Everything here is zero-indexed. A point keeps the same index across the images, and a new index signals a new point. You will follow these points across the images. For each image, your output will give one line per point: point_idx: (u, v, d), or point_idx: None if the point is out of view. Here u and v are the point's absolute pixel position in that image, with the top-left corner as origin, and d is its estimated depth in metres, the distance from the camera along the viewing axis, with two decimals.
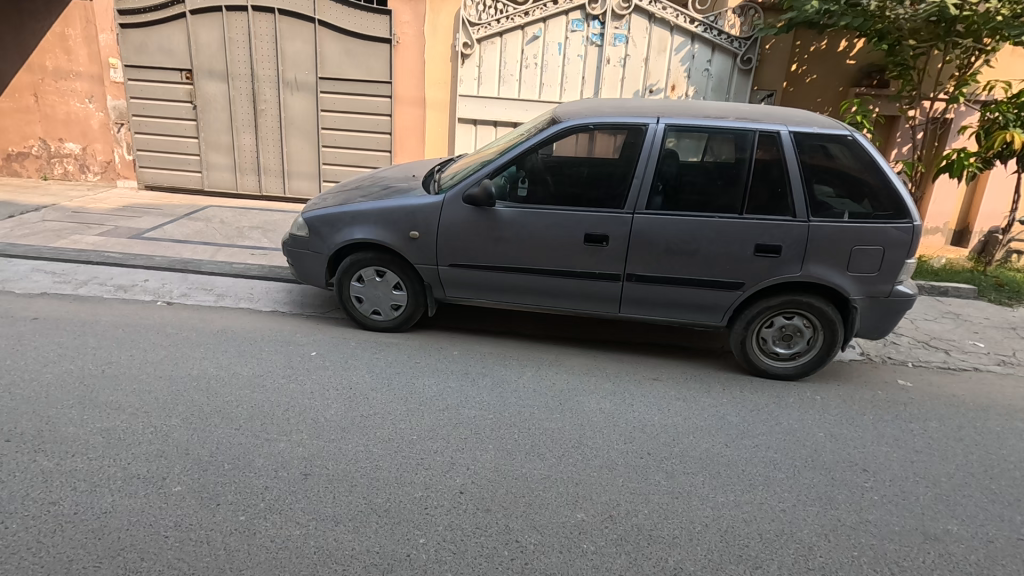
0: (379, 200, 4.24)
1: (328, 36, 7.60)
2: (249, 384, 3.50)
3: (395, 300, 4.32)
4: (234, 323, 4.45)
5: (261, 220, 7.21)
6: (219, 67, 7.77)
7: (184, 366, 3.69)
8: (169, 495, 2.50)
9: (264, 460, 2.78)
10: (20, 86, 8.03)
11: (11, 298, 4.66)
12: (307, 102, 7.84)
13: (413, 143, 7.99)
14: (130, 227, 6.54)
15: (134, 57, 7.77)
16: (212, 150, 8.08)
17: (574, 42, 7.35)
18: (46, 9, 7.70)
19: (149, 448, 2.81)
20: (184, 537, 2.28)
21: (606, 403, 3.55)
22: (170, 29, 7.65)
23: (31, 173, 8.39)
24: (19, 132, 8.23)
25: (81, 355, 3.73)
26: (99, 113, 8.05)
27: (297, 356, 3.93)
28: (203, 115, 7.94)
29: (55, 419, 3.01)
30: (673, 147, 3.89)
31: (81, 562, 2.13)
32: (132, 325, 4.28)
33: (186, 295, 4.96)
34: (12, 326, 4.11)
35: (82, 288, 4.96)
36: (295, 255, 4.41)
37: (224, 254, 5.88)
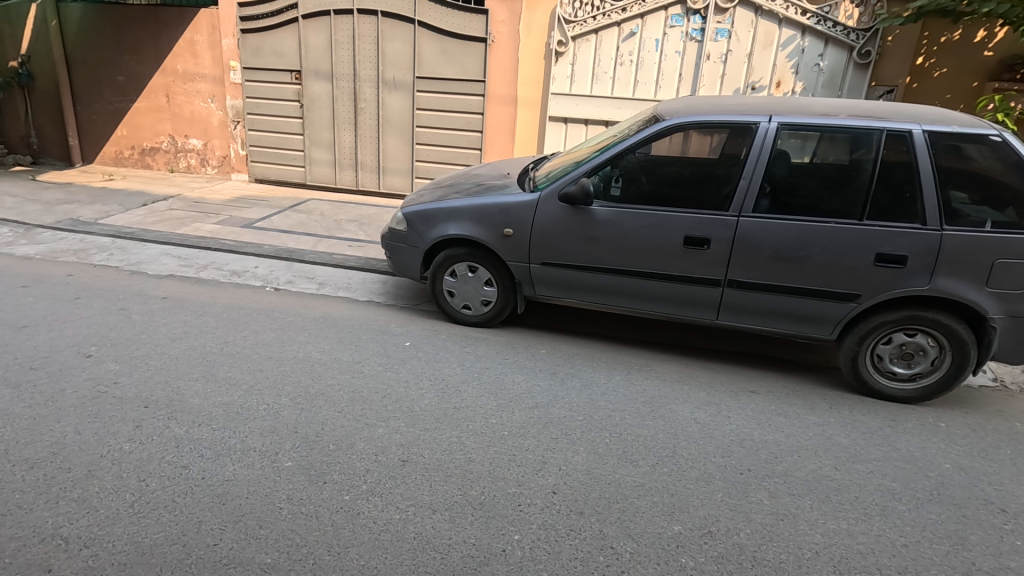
0: (475, 197, 4.31)
1: (427, 37, 7.84)
2: (349, 369, 3.68)
3: (485, 296, 4.37)
4: (334, 311, 4.69)
5: (356, 214, 7.58)
6: (325, 68, 8.23)
7: (291, 349, 3.93)
8: (281, 469, 2.67)
9: (365, 443, 2.91)
10: (155, 87, 8.90)
11: (145, 279, 5.17)
12: (404, 101, 8.14)
13: (503, 142, 8.08)
14: (242, 217, 7.08)
15: (252, 60, 8.41)
16: (315, 147, 8.57)
17: (673, 37, 7.13)
18: (179, 18, 8.49)
19: (263, 423, 3.02)
20: (296, 510, 2.43)
21: (701, 414, 3.41)
22: (284, 33, 8.21)
23: (160, 166, 9.28)
24: (151, 129, 9.13)
25: (203, 334, 4.08)
26: (219, 112, 8.79)
27: (392, 345, 4.08)
28: (308, 113, 8.45)
29: (183, 391, 3.30)
30: (785, 147, 3.67)
31: (208, 524, 2.32)
32: (245, 308, 4.62)
33: (291, 282, 5.30)
34: (146, 304, 4.57)
35: (202, 272, 5.42)
36: (393, 249, 4.57)
37: (325, 245, 6.23)
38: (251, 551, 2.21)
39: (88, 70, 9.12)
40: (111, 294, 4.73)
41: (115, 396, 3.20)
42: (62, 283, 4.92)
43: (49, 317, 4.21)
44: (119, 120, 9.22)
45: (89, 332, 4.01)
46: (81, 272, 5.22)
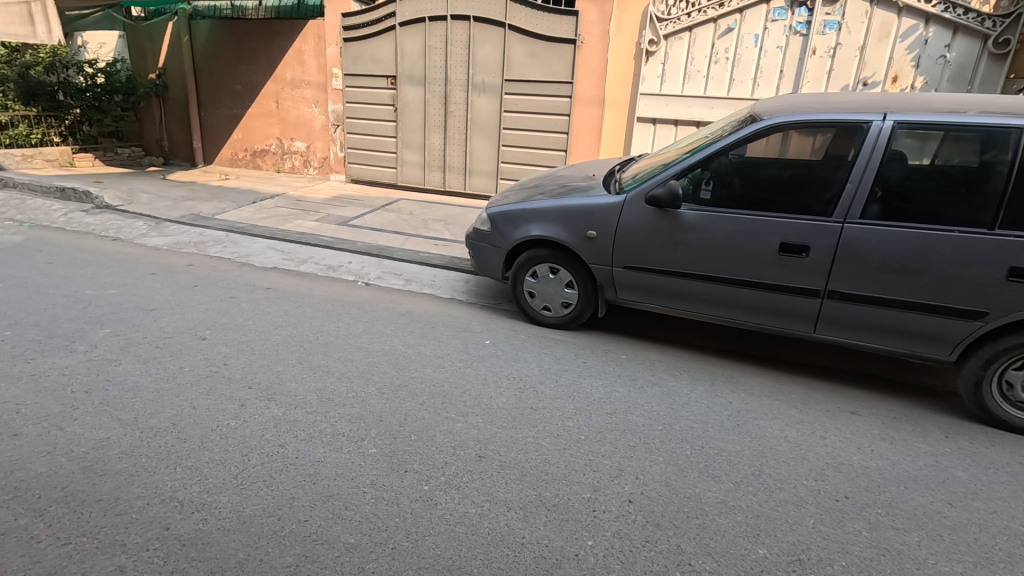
0: (559, 198, 4.31)
1: (516, 40, 7.94)
2: (431, 364, 3.81)
3: (565, 298, 4.35)
4: (419, 307, 4.87)
5: (443, 213, 7.82)
6: (418, 73, 8.58)
7: (379, 341, 4.13)
8: (366, 455, 2.82)
9: (445, 436, 3.00)
10: (267, 94, 9.68)
11: (252, 270, 5.63)
12: (492, 104, 8.30)
13: (588, 143, 8.02)
14: (338, 215, 7.53)
15: (352, 67, 8.93)
16: (406, 148, 8.94)
17: (774, 32, 6.75)
18: (290, 29, 9.19)
19: (352, 410, 3.20)
20: (378, 495, 2.55)
21: (792, 432, 3.20)
22: (382, 40, 8.64)
23: (269, 167, 10.08)
24: (262, 133, 9.93)
25: (300, 323, 4.38)
26: (321, 116, 9.40)
27: (472, 343, 4.17)
28: (402, 116, 8.83)
29: (281, 374, 3.56)
30: (901, 147, 3.35)
31: (300, 501, 2.49)
32: (339, 301, 4.91)
33: (380, 278, 5.56)
34: (252, 294, 4.97)
35: (302, 265, 5.83)
36: (476, 248, 4.67)
37: (412, 243, 6.49)
38: (337, 529, 2.34)
39: (211, 80, 10.07)
40: (224, 283, 5.19)
41: (225, 375, 3.51)
42: (184, 272, 5.47)
43: (173, 301, 4.69)
44: (235, 125, 10.10)
45: (205, 316, 4.43)
46: (200, 262, 5.78)
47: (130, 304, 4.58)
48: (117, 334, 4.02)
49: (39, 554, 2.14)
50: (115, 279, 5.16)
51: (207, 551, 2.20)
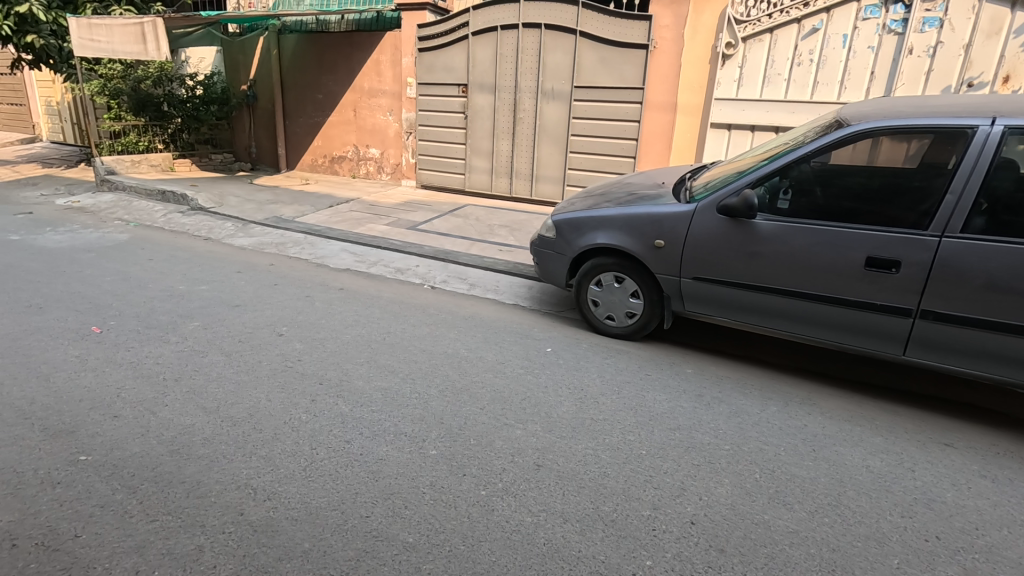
0: (627, 206, 4.23)
1: (587, 46, 7.91)
2: (493, 369, 3.83)
3: (630, 308, 4.26)
4: (482, 311, 4.93)
5: (508, 219, 7.88)
6: (489, 80, 8.72)
7: (442, 344, 4.21)
8: (426, 456, 2.87)
9: (503, 443, 3.00)
10: (346, 103, 10.15)
11: (327, 271, 5.91)
12: (561, 110, 8.30)
13: (659, 150, 7.85)
14: (408, 219, 7.77)
15: (426, 76, 9.20)
16: (475, 155, 9.10)
17: (865, 31, 6.35)
18: (369, 41, 9.61)
19: (414, 411, 3.27)
20: (437, 496, 2.59)
21: (875, 461, 2.96)
22: (456, 49, 8.85)
23: (345, 172, 10.56)
24: (340, 140, 10.42)
25: (369, 323, 4.55)
26: (395, 124, 9.77)
27: (534, 350, 4.17)
28: (471, 124, 9.00)
29: (350, 372, 3.71)
30: (1012, 155, 3.05)
31: (363, 497, 2.56)
32: (405, 303, 5.05)
33: (446, 282, 5.68)
34: (326, 293, 5.22)
35: (372, 267, 6.05)
36: (541, 255, 4.67)
37: (477, 248, 6.59)
38: (397, 528, 2.39)
39: (296, 90, 10.69)
40: (300, 283, 5.48)
41: (298, 370, 3.70)
42: (266, 271, 5.82)
43: (255, 298, 5.00)
44: (316, 132, 10.66)
45: (283, 314, 4.69)
46: (280, 262, 6.13)
47: (217, 299, 4.93)
48: (205, 327, 4.33)
49: (131, 527, 2.32)
50: (205, 276, 5.57)
51: (276, 538, 2.31)
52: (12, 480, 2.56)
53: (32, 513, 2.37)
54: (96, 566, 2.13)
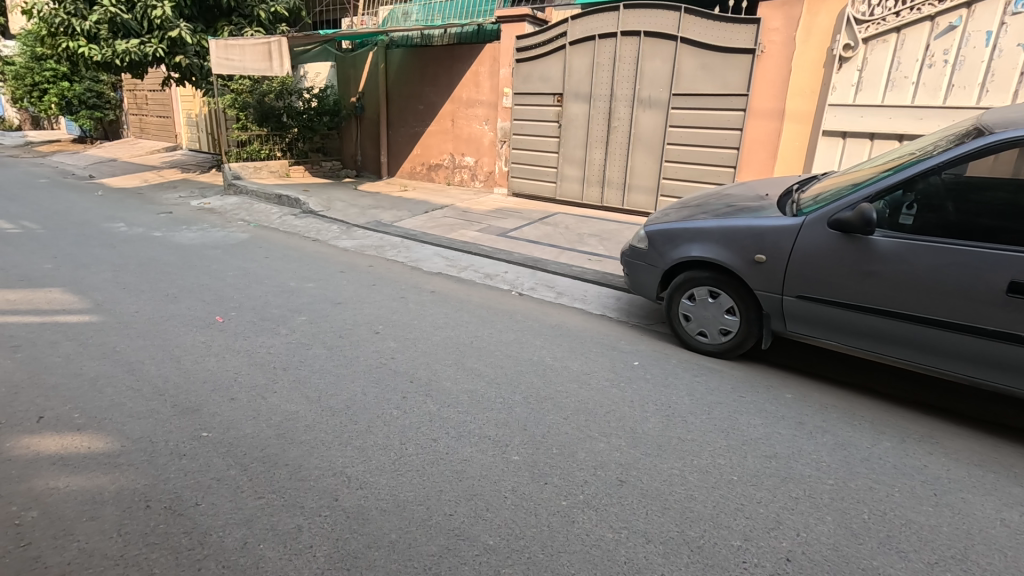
0: (725, 218, 4.05)
1: (688, 52, 7.70)
2: (577, 379, 3.81)
3: (725, 325, 4.05)
4: (569, 320, 4.91)
5: (598, 228, 7.82)
6: (584, 89, 8.72)
7: (528, 351, 4.24)
8: (509, 460, 2.90)
9: (586, 455, 2.97)
10: (444, 113, 10.56)
11: (421, 274, 6.17)
12: (657, 118, 8.12)
13: (762, 159, 7.48)
14: (499, 226, 7.93)
15: (523, 86, 9.37)
16: (567, 163, 9.11)
17: (1014, 27, 5.68)
18: (470, 53, 9.97)
19: (498, 415, 3.32)
20: (519, 502, 2.60)
21: (1012, 515, 2.60)
22: (553, 59, 8.95)
23: (441, 179, 10.99)
24: (437, 149, 10.86)
25: (458, 326, 4.69)
26: (491, 133, 10.03)
27: (620, 362, 4.09)
28: (565, 132, 9.03)
29: (439, 372, 3.84)
30: None
31: (447, 495, 2.64)
32: (494, 308, 5.16)
33: (533, 289, 5.73)
34: (419, 295, 5.44)
35: (463, 272, 6.23)
36: (631, 266, 4.57)
37: (566, 256, 6.59)
38: (478, 529, 2.43)
39: (399, 101, 11.28)
40: (396, 284, 5.76)
41: (392, 368, 3.89)
42: (365, 272, 6.18)
43: (355, 297, 5.32)
44: (416, 141, 11.18)
45: (379, 313, 4.95)
46: (378, 264, 6.49)
47: (322, 296, 5.30)
48: (310, 322, 4.67)
49: (242, 501, 2.54)
50: (312, 274, 6.01)
51: (366, 526, 2.43)
52: (147, 448, 2.90)
53: (162, 479, 2.66)
54: (211, 532, 2.35)
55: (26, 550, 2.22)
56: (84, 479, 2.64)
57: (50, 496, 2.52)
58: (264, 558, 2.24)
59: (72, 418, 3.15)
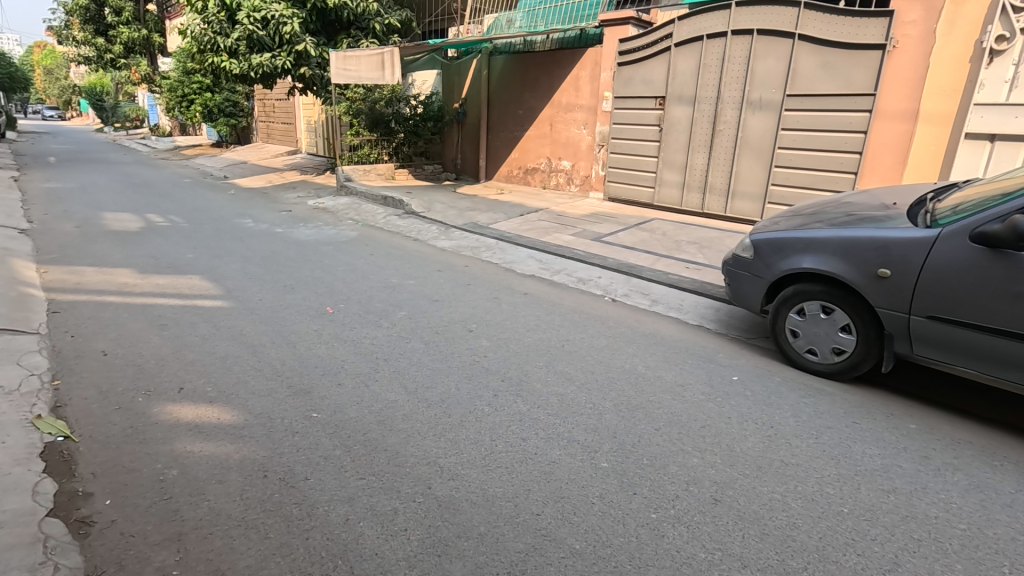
0: (845, 227, 3.74)
1: (806, 50, 7.23)
2: (671, 390, 3.69)
3: (838, 343, 3.74)
4: (664, 329, 4.77)
5: (698, 236, 7.53)
6: (689, 92, 8.44)
7: (620, 358, 4.17)
8: (597, 467, 2.87)
9: (678, 469, 2.87)
10: (543, 118, 10.66)
11: (514, 276, 6.27)
12: (768, 121, 7.68)
13: (889, 165, 6.87)
14: (593, 231, 7.87)
15: (624, 89, 9.24)
16: (667, 168, 8.86)
17: None
18: (572, 58, 10.00)
19: (587, 421, 3.30)
20: (606, 510, 2.57)
21: None
22: (656, 61, 8.75)
23: (536, 183, 11.10)
24: (535, 153, 10.99)
25: (550, 329, 4.72)
26: (589, 137, 9.98)
27: (718, 376, 3.90)
28: (666, 136, 8.79)
29: (530, 374, 3.89)
30: None
31: (535, 495, 2.66)
32: (586, 313, 5.13)
33: (627, 295, 5.63)
34: (512, 297, 5.53)
35: (556, 275, 6.26)
36: (733, 276, 4.35)
37: (662, 264, 6.41)
38: (564, 532, 2.43)
39: (499, 106, 11.54)
40: (491, 285, 5.90)
41: (484, 365, 3.99)
42: (461, 271, 6.39)
43: (451, 295, 5.51)
44: (514, 145, 11.39)
45: (473, 311, 5.10)
46: (474, 264, 6.68)
47: (421, 293, 5.55)
48: (409, 317, 4.92)
49: (345, 481, 2.73)
50: (413, 272, 6.31)
51: (456, 516, 2.51)
52: (267, 423, 3.19)
53: (278, 453, 2.93)
54: (318, 506, 2.55)
55: (168, 503, 2.53)
56: (214, 446, 2.96)
57: (187, 458, 2.85)
58: (363, 535, 2.39)
59: (206, 391, 3.54)
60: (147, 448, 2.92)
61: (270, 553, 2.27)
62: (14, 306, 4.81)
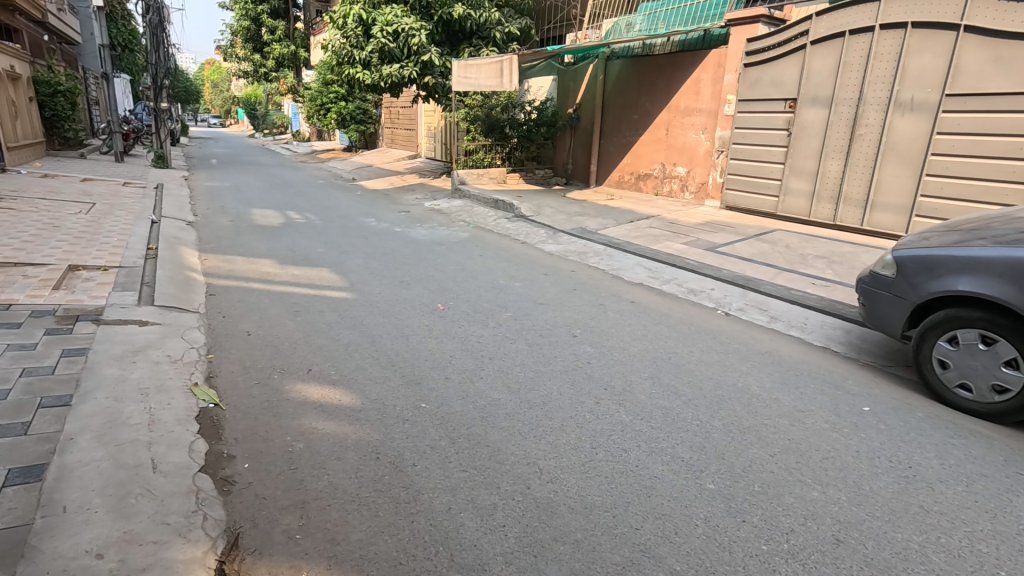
0: (1015, 246, 3.25)
1: (972, 43, 6.40)
2: (789, 415, 3.42)
3: (1001, 380, 3.24)
4: (784, 349, 4.43)
5: (827, 250, 6.91)
6: (825, 93, 7.78)
7: (732, 376, 3.94)
8: (703, 488, 2.73)
9: (794, 501, 2.65)
10: (659, 122, 10.37)
11: (621, 283, 6.16)
12: (919, 124, 6.89)
13: None
14: (708, 240, 7.51)
15: (750, 91, 8.72)
16: (794, 175, 8.23)
17: None
18: (693, 60, 9.64)
19: (694, 438, 3.15)
20: (711, 534, 2.43)
21: None
22: (788, 61, 8.17)
23: (649, 190, 10.82)
24: (648, 158, 10.72)
25: (657, 339, 4.57)
26: (707, 142, 9.55)
27: (846, 406, 3.54)
28: (795, 141, 8.17)
29: (634, 384, 3.80)
30: None
31: (634, 509, 2.59)
32: (696, 326, 4.91)
33: (742, 310, 5.30)
34: (618, 304, 5.45)
35: (665, 285, 6.06)
36: (870, 295, 3.93)
37: (784, 278, 5.97)
38: (664, 551, 2.34)
39: (613, 111, 11.40)
40: (597, 291, 5.85)
41: (587, 372, 3.96)
42: (568, 276, 6.41)
43: (557, 299, 5.55)
44: (627, 151, 11.19)
45: (579, 317, 5.09)
46: (580, 269, 6.65)
47: (527, 296, 5.64)
48: (515, 318, 5.02)
49: (449, 471, 2.85)
50: (520, 275, 6.42)
51: (554, 519, 2.52)
52: (381, 409, 3.42)
53: (389, 437, 3.12)
54: (423, 492, 2.68)
55: (294, 472, 2.80)
56: (336, 426, 3.22)
57: (312, 434, 3.14)
58: (464, 525, 2.47)
59: (330, 374, 3.87)
60: (280, 421, 3.25)
61: (379, 531, 2.42)
62: (181, 288, 5.57)
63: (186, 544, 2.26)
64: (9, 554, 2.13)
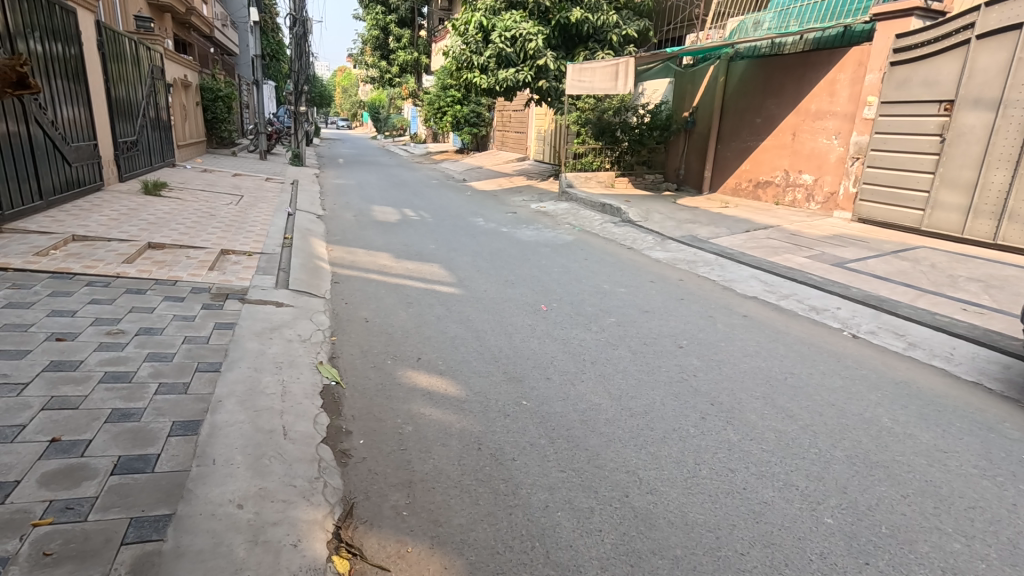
0: None
1: None
2: (927, 454, 3.06)
3: None
4: (923, 380, 3.96)
5: (983, 272, 6.07)
6: (991, 94, 6.85)
7: (858, 404, 3.59)
8: (819, 521, 2.53)
9: (931, 549, 2.37)
10: (785, 126, 9.70)
11: (733, 295, 5.85)
12: None
13: None
14: (835, 255, 6.89)
15: (896, 92, 7.88)
16: (947, 187, 7.33)
17: None
18: (828, 59, 8.89)
19: (810, 467, 2.92)
20: (827, 573, 2.24)
21: None
22: (945, 59, 7.30)
23: (768, 198, 10.17)
24: (770, 165, 10.07)
25: (772, 358, 4.28)
26: (840, 148, 8.78)
27: (1002, 451, 3.09)
28: (950, 148, 7.28)
29: (743, 402, 3.59)
30: None
31: (740, 533, 2.46)
32: (818, 347, 4.53)
33: (874, 333, 4.82)
34: (729, 317, 5.17)
35: (783, 300, 5.67)
36: None
37: (927, 301, 5.33)
38: None
39: (733, 114, 10.83)
40: (706, 302, 5.60)
41: (692, 385, 3.81)
42: (675, 284, 6.19)
43: (662, 308, 5.38)
44: (746, 156, 10.58)
45: (685, 328, 4.89)
46: (689, 279, 6.41)
47: (631, 302, 5.54)
48: (618, 324, 4.95)
49: (547, 469, 2.88)
50: (625, 280, 6.31)
51: (652, 531, 2.46)
52: (483, 402, 3.53)
53: (491, 430, 3.22)
54: (522, 487, 2.73)
55: (403, 453, 2.98)
56: (442, 414, 3.38)
57: (420, 419, 3.32)
58: (560, 524, 2.49)
59: (437, 364, 4.06)
60: (392, 404, 3.47)
61: (479, 518, 2.51)
62: (311, 275, 6.13)
63: (309, 507, 2.49)
64: (171, 494, 2.47)
